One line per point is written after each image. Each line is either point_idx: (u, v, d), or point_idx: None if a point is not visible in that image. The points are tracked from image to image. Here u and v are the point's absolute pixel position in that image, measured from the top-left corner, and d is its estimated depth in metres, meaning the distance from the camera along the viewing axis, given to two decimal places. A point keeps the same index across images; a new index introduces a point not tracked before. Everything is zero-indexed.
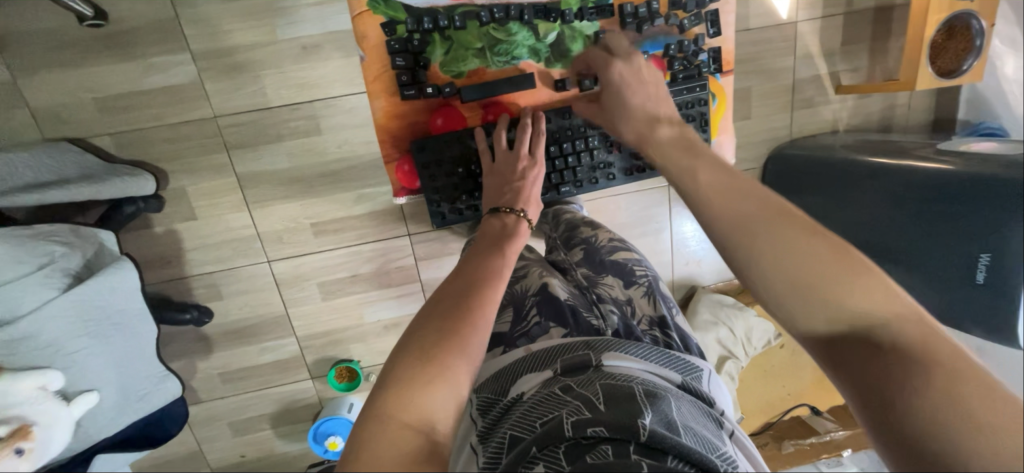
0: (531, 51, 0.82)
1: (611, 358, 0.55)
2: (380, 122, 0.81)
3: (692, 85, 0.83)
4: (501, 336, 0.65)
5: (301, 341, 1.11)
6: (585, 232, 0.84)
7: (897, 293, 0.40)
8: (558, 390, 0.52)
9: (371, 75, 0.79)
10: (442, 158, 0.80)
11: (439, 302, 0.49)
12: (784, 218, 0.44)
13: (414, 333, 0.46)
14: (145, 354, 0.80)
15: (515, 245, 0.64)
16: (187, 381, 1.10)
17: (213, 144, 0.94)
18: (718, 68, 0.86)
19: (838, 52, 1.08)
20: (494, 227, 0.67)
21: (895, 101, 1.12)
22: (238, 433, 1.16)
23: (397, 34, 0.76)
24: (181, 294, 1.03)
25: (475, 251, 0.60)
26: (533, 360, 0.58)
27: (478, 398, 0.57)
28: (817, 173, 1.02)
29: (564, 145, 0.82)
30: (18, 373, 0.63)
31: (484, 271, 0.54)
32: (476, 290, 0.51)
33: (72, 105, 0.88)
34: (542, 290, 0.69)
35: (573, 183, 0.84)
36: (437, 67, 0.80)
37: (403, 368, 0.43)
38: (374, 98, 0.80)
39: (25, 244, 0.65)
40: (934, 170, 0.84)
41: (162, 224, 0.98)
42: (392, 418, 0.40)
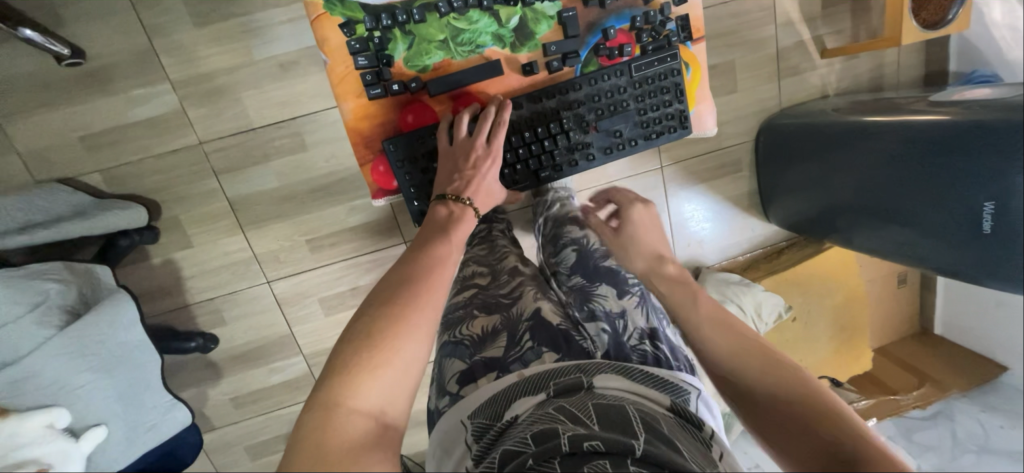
0: (495, 38, 0.81)
1: (603, 381, 0.55)
2: (351, 125, 0.80)
3: (663, 56, 0.82)
4: (495, 361, 0.62)
5: (308, 359, 1.11)
6: (573, 233, 0.87)
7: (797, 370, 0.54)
8: (552, 410, 0.51)
9: (338, 77, 0.78)
10: (416, 154, 0.80)
11: (383, 290, 0.49)
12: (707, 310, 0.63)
13: (356, 322, 0.47)
14: (153, 384, 0.79)
15: (462, 232, 0.64)
16: (199, 408, 1.10)
17: (202, 171, 0.94)
18: (688, 35, 0.85)
19: (820, 16, 1.07)
20: (439, 215, 0.66)
21: (883, 60, 1.11)
22: (255, 457, 1.16)
23: (357, 33, 0.76)
24: (185, 323, 1.03)
25: (422, 237, 0.60)
26: (527, 385, 0.56)
27: (472, 424, 0.55)
28: (806, 138, 1.02)
29: (538, 129, 0.81)
30: (25, 413, 0.65)
31: (430, 256, 0.55)
32: (420, 274, 0.51)
33: (59, 146, 0.89)
34: (535, 314, 0.67)
35: (552, 167, 0.83)
36: (401, 63, 0.79)
37: (346, 354, 0.44)
38: (344, 100, 0.79)
39: (19, 284, 0.66)
40: (929, 121, 0.83)
41: (159, 254, 0.98)
42: (340, 406, 0.41)
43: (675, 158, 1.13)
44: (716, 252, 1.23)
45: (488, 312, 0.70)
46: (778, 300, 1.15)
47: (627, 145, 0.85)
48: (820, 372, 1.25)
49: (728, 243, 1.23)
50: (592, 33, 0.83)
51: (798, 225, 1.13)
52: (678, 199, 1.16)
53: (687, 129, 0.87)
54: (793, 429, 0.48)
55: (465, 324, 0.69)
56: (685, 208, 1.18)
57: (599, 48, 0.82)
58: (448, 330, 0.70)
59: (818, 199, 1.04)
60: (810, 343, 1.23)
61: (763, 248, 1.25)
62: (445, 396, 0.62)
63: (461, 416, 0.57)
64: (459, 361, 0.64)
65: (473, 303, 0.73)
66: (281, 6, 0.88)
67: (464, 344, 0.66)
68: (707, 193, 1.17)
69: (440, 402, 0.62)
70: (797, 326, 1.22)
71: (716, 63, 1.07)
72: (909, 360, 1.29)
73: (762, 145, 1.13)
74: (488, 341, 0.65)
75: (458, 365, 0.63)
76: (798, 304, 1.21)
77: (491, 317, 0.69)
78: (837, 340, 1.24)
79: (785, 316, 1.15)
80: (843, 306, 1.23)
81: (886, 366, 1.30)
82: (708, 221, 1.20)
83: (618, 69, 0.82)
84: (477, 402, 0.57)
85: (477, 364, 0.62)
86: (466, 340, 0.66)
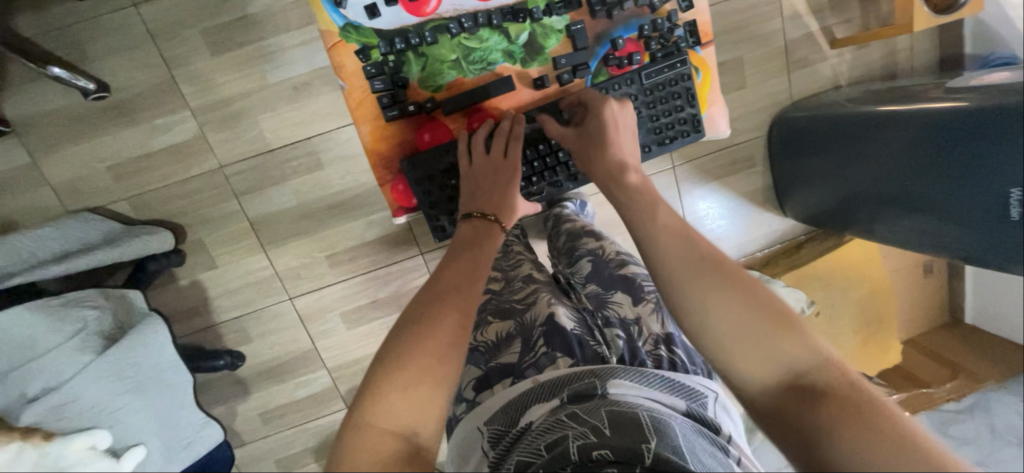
0: (505, 55, 0.83)
1: (616, 386, 0.54)
2: (369, 147, 0.82)
3: (672, 62, 0.82)
4: (510, 367, 0.62)
5: (332, 372, 1.13)
6: (588, 244, 0.86)
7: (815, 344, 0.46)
8: (565, 418, 0.51)
9: (355, 102, 0.80)
10: (433, 171, 0.81)
11: (414, 309, 0.50)
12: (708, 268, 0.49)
13: (390, 341, 0.47)
14: (187, 402, 0.81)
15: (489, 244, 0.63)
16: (229, 424, 1.13)
17: (223, 193, 0.97)
18: (697, 40, 0.85)
19: (827, 7, 1.06)
20: (467, 232, 0.66)
21: (895, 47, 1.09)
22: (285, 470, 1.18)
23: (372, 58, 0.77)
24: (212, 341, 1.06)
25: (451, 253, 0.60)
26: (543, 389, 0.56)
27: (487, 431, 0.55)
28: (823, 130, 1.01)
29: (553, 141, 0.83)
30: (70, 435, 0.67)
31: (459, 271, 0.55)
32: (448, 292, 0.51)
33: (89, 176, 0.92)
34: (549, 320, 0.66)
35: (568, 177, 0.85)
36: (416, 85, 0.81)
37: (381, 375, 0.44)
38: (361, 124, 0.81)
39: (57, 313, 0.69)
40: (950, 109, 0.81)
41: (186, 276, 1.01)
42: (372, 427, 0.42)
43: (687, 155, 1.12)
44: (734, 250, 1.22)
45: (503, 318, 0.71)
46: (800, 295, 1.13)
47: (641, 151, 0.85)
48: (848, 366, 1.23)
49: (745, 239, 1.21)
50: (601, 43, 0.84)
51: (815, 218, 1.12)
52: (692, 198, 1.15)
53: (701, 133, 0.87)
54: (791, 411, 0.43)
55: (480, 330, 0.71)
56: (699, 207, 1.17)
57: (608, 58, 0.83)
58: None
59: (834, 190, 1.02)
60: (833, 335, 1.21)
61: (782, 243, 1.24)
62: (462, 402, 0.63)
63: (476, 423, 0.57)
64: (474, 368, 0.66)
65: (488, 310, 0.74)
66: (292, 30, 0.91)
67: (479, 350, 0.68)
68: (721, 190, 1.17)
69: (457, 409, 0.64)
70: (820, 320, 1.20)
71: (723, 60, 1.07)
72: (939, 351, 1.25)
73: (776, 139, 1.12)
74: (503, 347, 0.66)
75: (473, 372, 0.65)
76: (821, 299, 1.19)
77: (506, 323, 0.70)
78: (862, 332, 1.22)
79: (808, 311, 1.12)
80: (868, 298, 1.21)
81: (915, 357, 1.26)
82: (723, 220, 1.19)
83: (629, 78, 0.82)
84: (494, 407, 0.58)
85: (493, 370, 0.63)
86: (482, 346, 0.68)
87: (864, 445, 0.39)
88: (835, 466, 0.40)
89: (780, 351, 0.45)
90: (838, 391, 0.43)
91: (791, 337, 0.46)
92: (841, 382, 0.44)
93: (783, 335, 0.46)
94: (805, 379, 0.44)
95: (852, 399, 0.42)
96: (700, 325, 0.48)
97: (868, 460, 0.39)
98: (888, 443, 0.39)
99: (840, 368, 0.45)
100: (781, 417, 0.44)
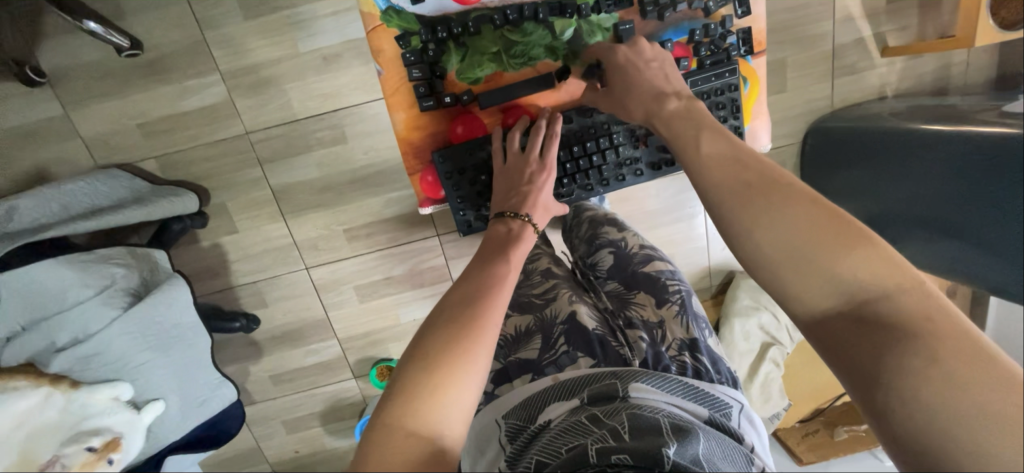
0: (548, 50, 0.81)
1: (636, 389, 0.54)
2: (401, 136, 0.82)
3: (720, 71, 0.80)
4: (529, 363, 0.63)
5: (342, 343, 1.15)
6: (610, 234, 0.85)
7: (896, 262, 0.41)
8: (585, 420, 0.51)
9: (390, 88, 0.79)
10: (464, 165, 0.81)
11: (446, 309, 0.50)
12: (768, 188, 0.47)
13: (421, 341, 0.48)
14: (204, 363, 0.84)
15: (521, 247, 0.65)
16: (242, 383, 1.17)
17: (248, 159, 0.98)
18: (750, 49, 0.82)
19: (883, 12, 1.00)
20: (500, 232, 0.67)
21: (950, 60, 1.03)
22: (292, 430, 1.23)
23: (411, 45, 0.76)
24: (230, 303, 1.09)
25: (481, 256, 0.61)
26: (561, 390, 0.57)
27: (506, 424, 0.57)
28: (860, 145, 0.97)
29: (587, 143, 0.82)
30: (93, 386, 0.69)
31: (491, 275, 0.56)
32: (479, 296, 0.52)
33: (120, 132, 0.94)
34: (570, 318, 0.67)
35: (600, 182, 0.84)
36: (453, 75, 0.80)
37: (413, 373, 0.45)
38: (395, 110, 0.81)
39: (87, 268, 0.70)
40: (991, 133, 0.78)
41: (208, 238, 1.03)
42: (400, 428, 0.42)
43: None
44: None
45: (522, 312, 0.73)
46: None
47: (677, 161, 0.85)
48: None
49: None
50: None
51: None
52: None
53: None
54: (851, 333, 0.41)
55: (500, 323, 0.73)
56: None
57: None
58: None
59: (866, 207, 0.99)
60: None
61: None
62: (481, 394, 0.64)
63: (495, 416, 0.59)
64: (494, 360, 0.67)
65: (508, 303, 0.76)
66: None
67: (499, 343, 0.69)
68: None
69: None
70: None
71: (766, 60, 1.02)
72: None
73: (809, 149, 1.07)
74: (522, 342, 0.68)
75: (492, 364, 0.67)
76: None
77: (525, 317, 0.71)
78: None
79: None
80: None
81: None
82: None
83: None
84: (513, 402, 0.59)
85: (512, 364, 0.65)
86: (502, 339, 0.70)
87: (936, 365, 0.36)
88: (894, 387, 0.37)
89: (840, 272, 0.42)
90: (905, 316, 0.39)
91: (857, 255, 0.42)
92: (913, 306, 0.40)
93: (850, 251, 0.42)
94: (870, 300, 0.41)
95: (923, 326, 0.38)
96: (746, 243, 0.46)
97: (929, 386, 0.36)
98: (960, 363, 0.36)
99: (918, 291, 0.40)
100: (835, 341, 0.42)
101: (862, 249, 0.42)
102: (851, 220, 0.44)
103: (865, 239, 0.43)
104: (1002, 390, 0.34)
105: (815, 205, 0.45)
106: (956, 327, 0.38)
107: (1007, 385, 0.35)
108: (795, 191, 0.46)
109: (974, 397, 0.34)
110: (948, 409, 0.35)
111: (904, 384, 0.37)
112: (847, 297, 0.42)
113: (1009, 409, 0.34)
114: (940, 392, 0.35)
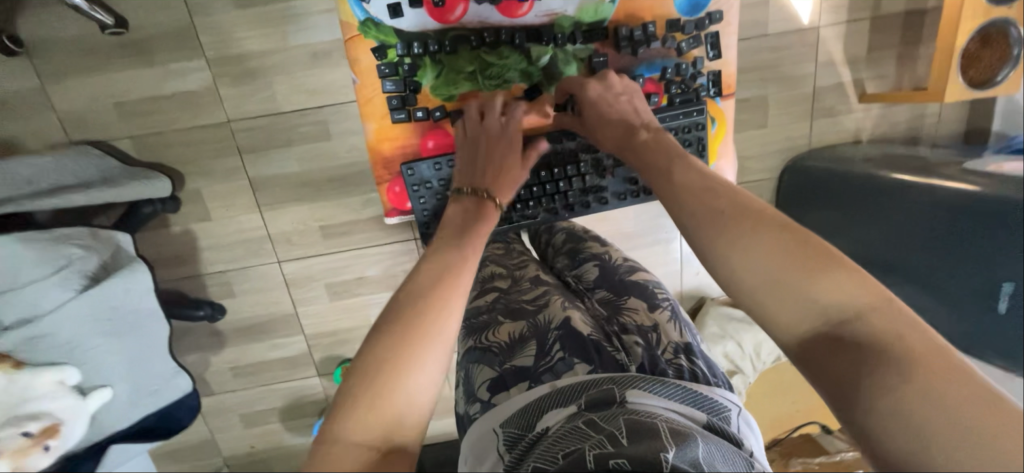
0: (523, 74, 0.85)
1: (635, 395, 0.52)
2: (372, 144, 0.88)
3: (689, 109, 0.85)
4: (524, 370, 0.61)
5: (309, 339, 1.14)
6: (594, 248, 0.84)
7: (867, 282, 0.42)
8: (582, 425, 0.49)
9: (364, 97, 0.85)
10: (430, 179, 0.84)
11: (394, 307, 0.48)
12: (743, 216, 0.48)
13: (367, 343, 0.46)
14: (159, 351, 0.83)
15: (481, 227, 0.62)
16: (202, 373, 1.14)
17: (228, 148, 0.96)
18: (718, 91, 0.89)
19: (864, 59, 1.03)
20: (457, 207, 0.66)
21: (923, 111, 1.07)
22: (249, 425, 1.20)
23: (388, 57, 0.82)
24: (195, 291, 1.06)
25: (439, 239, 0.58)
26: (559, 395, 0.55)
27: (502, 433, 0.54)
28: (833, 187, 1.01)
29: (554, 169, 0.86)
30: (38, 369, 0.67)
31: (444, 264, 0.53)
32: (432, 288, 0.50)
33: (96, 109, 0.92)
34: (564, 324, 0.65)
35: (565, 206, 0.89)
36: (428, 91, 0.85)
37: (354, 385, 0.44)
38: (367, 120, 0.86)
39: (44, 247, 0.67)
40: (958, 190, 0.85)
41: (179, 224, 1.01)
42: (338, 444, 0.41)
43: None
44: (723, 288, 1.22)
45: (514, 318, 0.69)
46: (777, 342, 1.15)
47: (642, 193, 0.90)
48: (812, 416, 1.22)
49: None
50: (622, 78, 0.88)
51: None
52: None
53: None
54: (829, 354, 0.41)
55: (491, 330, 0.69)
56: None
57: None
58: (474, 335, 0.69)
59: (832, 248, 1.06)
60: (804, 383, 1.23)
61: None
62: (475, 402, 0.61)
63: (492, 424, 0.56)
64: (488, 369, 0.63)
65: (497, 309, 0.72)
66: None
67: (491, 351, 0.66)
68: None
69: (469, 408, 0.62)
70: None
71: (749, 95, 1.04)
72: None
73: (786, 185, 1.09)
74: (517, 349, 0.64)
75: (487, 373, 0.63)
76: None
77: (518, 323, 0.68)
78: None
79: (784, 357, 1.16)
80: None
81: None
82: None
83: None
84: (509, 411, 0.56)
85: (508, 372, 0.62)
86: (495, 347, 0.66)
87: (910, 385, 0.36)
88: (872, 407, 0.37)
89: (814, 295, 0.42)
90: (878, 336, 0.39)
91: (827, 279, 0.42)
92: (886, 326, 0.40)
93: (821, 274, 0.43)
94: (845, 321, 0.41)
95: (898, 345, 0.38)
96: (722, 269, 0.47)
97: (900, 403, 0.36)
98: (932, 382, 0.36)
99: (889, 309, 0.41)
100: (813, 362, 0.42)
101: (836, 271, 0.43)
102: (825, 244, 0.45)
103: (837, 261, 0.43)
104: (975, 407, 0.35)
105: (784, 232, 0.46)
106: (931, 344, 0.38)
107: (981, 400, 0.35)
108: (768, 218, 0.47)
109: (947, 414, 0.35)
110: (922, 427, 0.35)
111: (880, 401, 0.37)
112: (825, 318, 0.42)
113: (984, 427, 0.34)
114: (917, 412, 0.35)
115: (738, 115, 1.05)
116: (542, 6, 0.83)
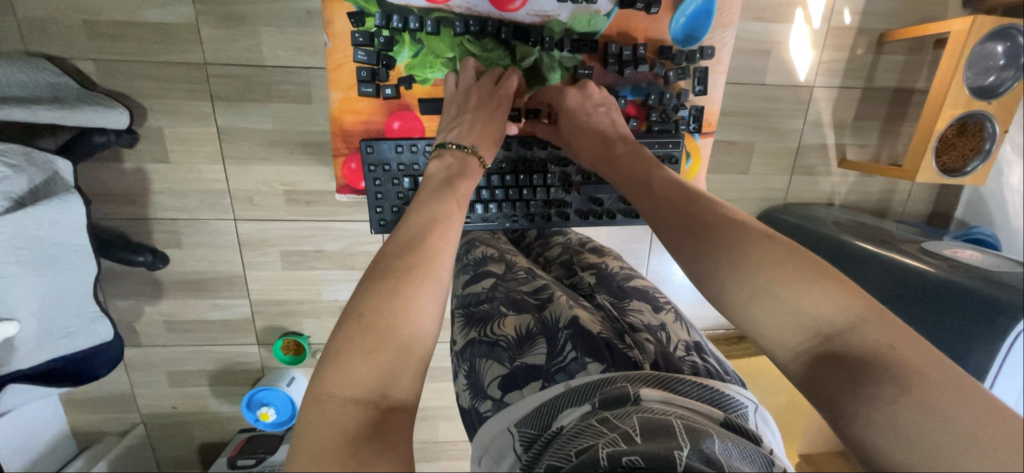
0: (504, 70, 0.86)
1: (648, 392, 0.50)
2: (334, 114, 0.88)
3: (665, 141, 0.85)
4: (536, 369, 0.58)
5: (254, 305, 1.09)
6: (592, 259, 0.83)
7: (855, 291, 0.45)
8: (596, 423, 0.47)
9: (334, 63, 0.85)
10: (390, 162, 0.81)
11: (379, 264, 0.50)
12: (743, 226, 0.53)
13: (355, 298, 0.47)
14: (81, 292, 0.78)
15: (465, 186, 0.64)
16: (131, 322, 1.07)
17: (199, 92, 0.91)
18: (697, 127, 0.91)
19: (850, 125, 1.05)
20: (445, 162, 0.67)
21: (896, 186, 1.11)
22: (173, 384, 1.14)
23: (365, 25, 0.81)
24: (138, 235, 1.00)
25: (422, 197, 0.60)
26: (575, 395, 0.53)
27: (518, 433, 0.52)
28: (803, 242, 1.04)
29: (521, 176, 0.85)
30: None
31: (428, 219, 0.55)
32: (420, 244, 0.52)
33: (60, 23, 0.85)
34: (573, 323, 0.63)
35: (525, 216, 0.87)
36: (403, 69, 0.85)
37: (345, 340, 0.43)
38: (333, 88, 0.86)
39: None
40: (916, 268, 0.90)
41: (132, 161, 0.95)
42: (333, 398, 0.40)
43: None
44: None
45: (518, 310, 0.67)
46: None
47: (606, 215, 0.88)
48: None
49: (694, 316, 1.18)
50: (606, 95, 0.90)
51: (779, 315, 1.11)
52: (660, 256, 1.13)
53: None
54: (822, 373, 0.43)
55: (495, 323, 0.66)
56: (666, 268, 1.14)
57: None
58: (479, 327, 0.67)
59: None
60: None
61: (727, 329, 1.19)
62: (487, 399, 0.58)
63: (506, 423, 0.54)
64: (498, 365, 0.61)
65: (498, 298, 0.71)
66: None
67: (500, 345, 0.63)
68: None
69: (479, 405, 0.59)
70: None
71: (737, 139, 1.05)
72: None
73: None
74: (526, 345, 0.62)
75: (497, 370, 0.60)
76: None
77: (523, 317, 0.66)
78: None
79: None
80: (785, 408, 1.19)
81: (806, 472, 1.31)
82: (682, 288, 1.16)
83: None
84: (524, 409, 0.54)
85: (518, 369, 0.59)
86: (502, 341, 0.63)
87: (914, 397, 0.37)
88: (871, 427, 0.38)
89: (804, 308, 0.45)
90: (871, 346, 0.41)
91: (812, 295, 0.45)
92: (878, 336, 0.41)
93: (808, 288, 0.45)
94: (834, 336, 0.43)
95: (891, 354, 0.40)
96: (710, 283, 0.52)
97: (905, 415, 0.37)
98: (930, 391, 0.37)
99: (880, 321, 0.42)
100: (813, 384, 0.43)
101: (823, 283, 0.45)
102: (819, 261, 0.48)
103: (826, 273, 0.46)
104: (975, 411, 0.36)
105: (774, 241, 0.50)
106: (919, 350, 0.40)
107: (979, 405, 0.36)
108: (758, 234, 0.51)
109: (958, 421, 0.35)
110: (929, 439, 0.35)
111: (880, 413, 0.38)
112: (817, 332, 0.44)
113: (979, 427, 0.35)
114: (922, 424, 0.36)
115: (723, 157, 1.06)
116: (534, 5, 0.83)
